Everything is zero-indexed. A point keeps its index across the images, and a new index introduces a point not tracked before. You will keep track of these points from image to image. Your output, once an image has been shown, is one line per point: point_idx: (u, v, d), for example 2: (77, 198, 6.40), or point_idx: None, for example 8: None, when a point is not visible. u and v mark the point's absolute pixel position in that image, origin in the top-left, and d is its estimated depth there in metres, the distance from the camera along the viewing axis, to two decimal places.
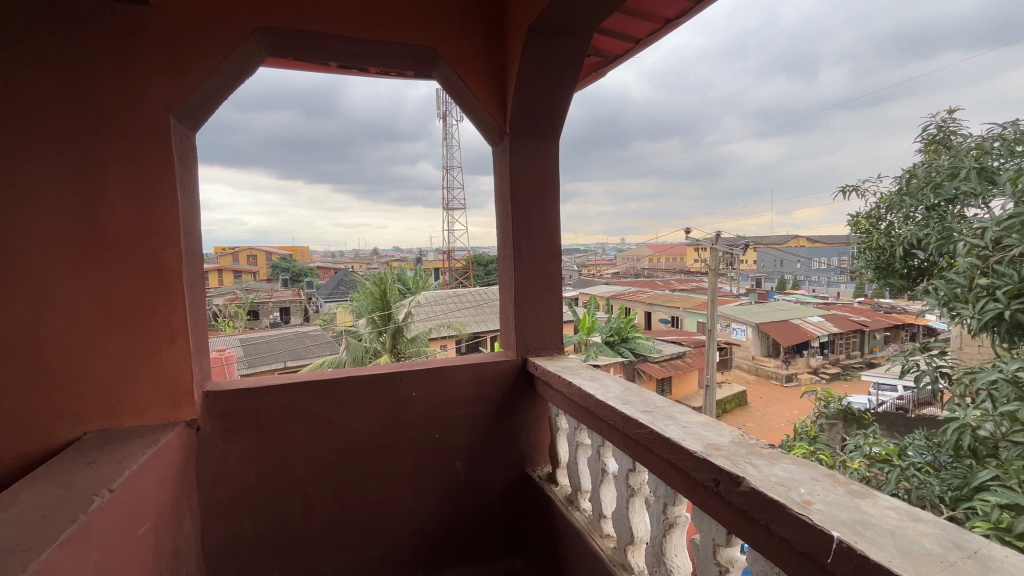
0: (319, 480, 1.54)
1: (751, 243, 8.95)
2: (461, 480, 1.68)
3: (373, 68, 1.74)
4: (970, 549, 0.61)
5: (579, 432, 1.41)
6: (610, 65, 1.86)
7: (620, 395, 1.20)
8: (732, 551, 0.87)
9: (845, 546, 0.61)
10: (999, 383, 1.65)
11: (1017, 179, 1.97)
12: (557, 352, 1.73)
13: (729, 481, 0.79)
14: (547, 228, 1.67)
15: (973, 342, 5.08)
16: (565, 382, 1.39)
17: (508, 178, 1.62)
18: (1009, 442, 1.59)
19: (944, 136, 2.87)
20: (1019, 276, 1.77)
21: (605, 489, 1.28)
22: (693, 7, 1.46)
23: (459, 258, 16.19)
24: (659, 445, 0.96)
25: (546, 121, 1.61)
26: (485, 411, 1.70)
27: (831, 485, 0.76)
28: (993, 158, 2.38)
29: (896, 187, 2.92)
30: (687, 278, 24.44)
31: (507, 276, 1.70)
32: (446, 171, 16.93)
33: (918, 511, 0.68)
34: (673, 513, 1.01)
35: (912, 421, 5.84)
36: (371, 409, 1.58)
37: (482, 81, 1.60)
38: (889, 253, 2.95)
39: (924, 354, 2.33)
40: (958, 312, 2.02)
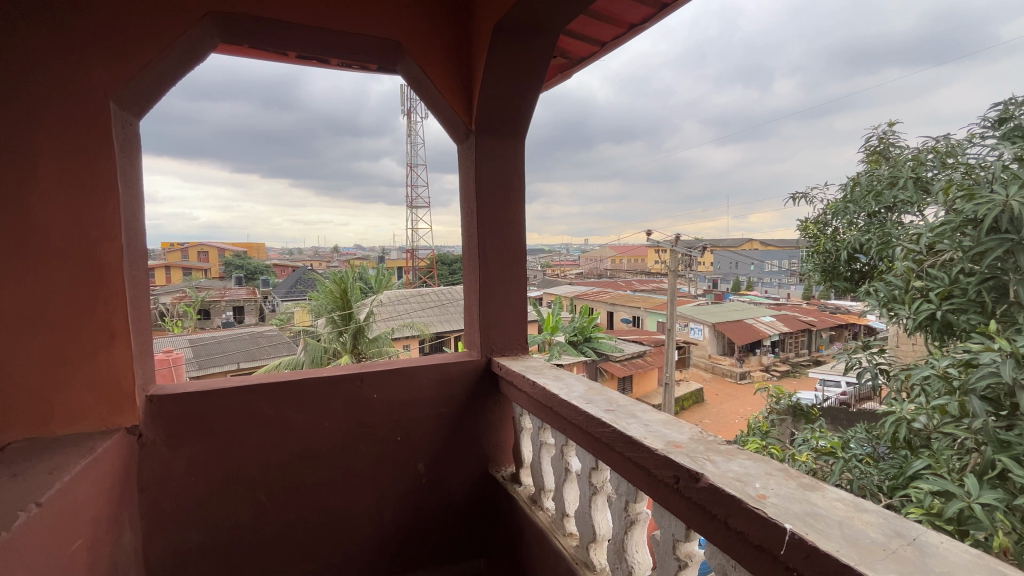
0: (274, 486, 1.48)
1: (708, 246, 9.27)
2: (424, 483, 1.65)
3: (335, 60, 1.68)
4: (909, 536, 0.64)
5: (543, 432, 1.41)
6: (576, 67, 1.88)
7: (584, 395, 1.20)
8: (691, 545, 0.89)
9: (797, 538, 0.63)
10: (931, 378, 1.75)
11: (948, 189, 2.13)
12: (521, 352, 1.73)
13: (688, 478, 0.81)
14: (512, 227, 1.67)
15: (908, 340, 5.45)
16: (529, 381, 1.39)
17: (473, 176, 1.61)
18: (939, 433, 1.70)
19: (885, 147, 3.06)
20: (948, 278, 1.94)
21: (567, 488, 1.29)
22: (657, 12, 1.48)
23: (423, 257, 16.01)
24: (621, 443, 0.98)
25: (511, 120, 1.61)
26: (448, 412, 1.67)
27: (784, 479, 0.78)
28: (928, 169, 2.55)
29: (842, 194, 3.10)
30: (648, 279, 25.09)
31: (472, 276, 1.69)
32: (410, 169, 16.69)
33: (863, 502, 0.72)
34: (634, 510, 1.03)
35: (854, 414, 6.20)
36: (329, 411, 1.53)
37: (448, 78, 1.57)
38: (835, 257, 3.12)
39: (865, 352, 2.47)
40: (896, 312, 2.16)
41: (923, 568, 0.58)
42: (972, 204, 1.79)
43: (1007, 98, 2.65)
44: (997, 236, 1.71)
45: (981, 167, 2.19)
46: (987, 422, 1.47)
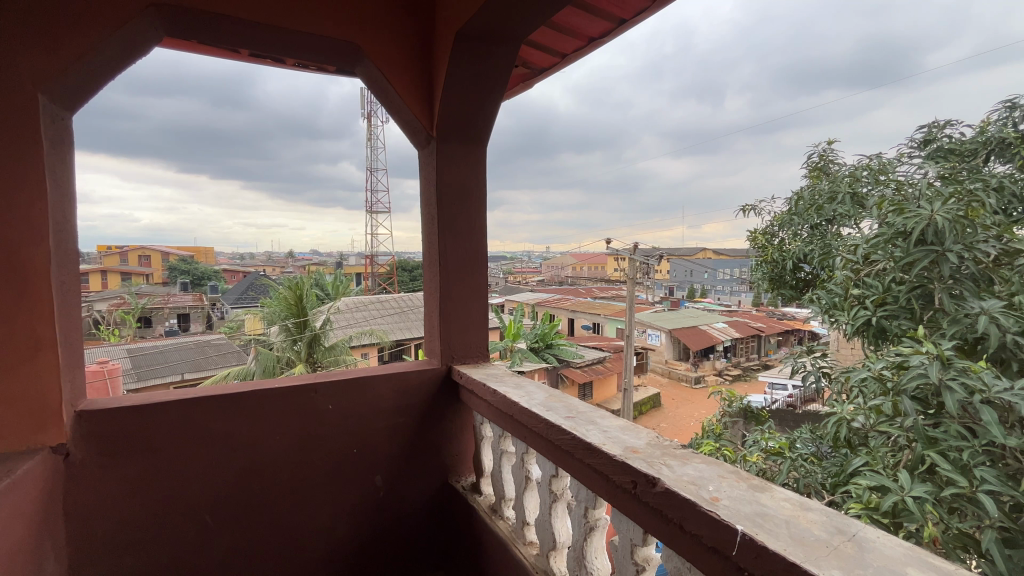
0: (219, 504, 1.40)
1: (665, 255, 9.57)
2: (382, 495, 1.60)
3: (291, 59, 1.63)
4: (849, 533, 0.67)
5: (504, 440, 1.40)
6: (537, 77, 1.90)
7: (544, 402, 1.21)
8: (649, 549, 0.90)
9: (748, 539, 0.65)
10: (867, 380, 1.84)
11: (881, 204, 2.28)
12: (482, 360, 1.72)
13: (645, 483, 0.82)
14: (473, 235, 1.66)
15: (846, 344, 5.82)
16: (490, 390, 1.38)
17: (434, 182, 1.59)
18: (875, 432, 1.81)
19: (824, 163, 3.26)
20: (882, 287, 2.06)
21: (527, 497, 1.28)
22: (616, 27, 1.53)
23: (383, 263, 15.73)
24: (580, 450, 0.98)
25: (472, 127, 1.60)
26: (407, 422, 1.64)
27: (735, 481, 0.81)
28: (863, 185, 2.73)
29: (787, 207, 3.28)
30: (607, 286, 25.63)
31: (432, 283, 1.67)
32: (370, 173, 16.39)
33: (808, 501, 0.75)
34: (594, 516, 1.03)
35: (799, 416, 6.53)
36: (280, 424, 1.46)
37: (408, 83, 1.55)
38: (782, 266, 3.29)
39: (809, 356, 2.61)
40: (836, 318, 2.29)
41: (862, 563, 0.61)
42: (903, 218, 1.93)
43: (931, 121, 2.89)
44: (924, 247, 1.85)
45: (909, 184, 2.37)
46: (917, 420, 1.58)
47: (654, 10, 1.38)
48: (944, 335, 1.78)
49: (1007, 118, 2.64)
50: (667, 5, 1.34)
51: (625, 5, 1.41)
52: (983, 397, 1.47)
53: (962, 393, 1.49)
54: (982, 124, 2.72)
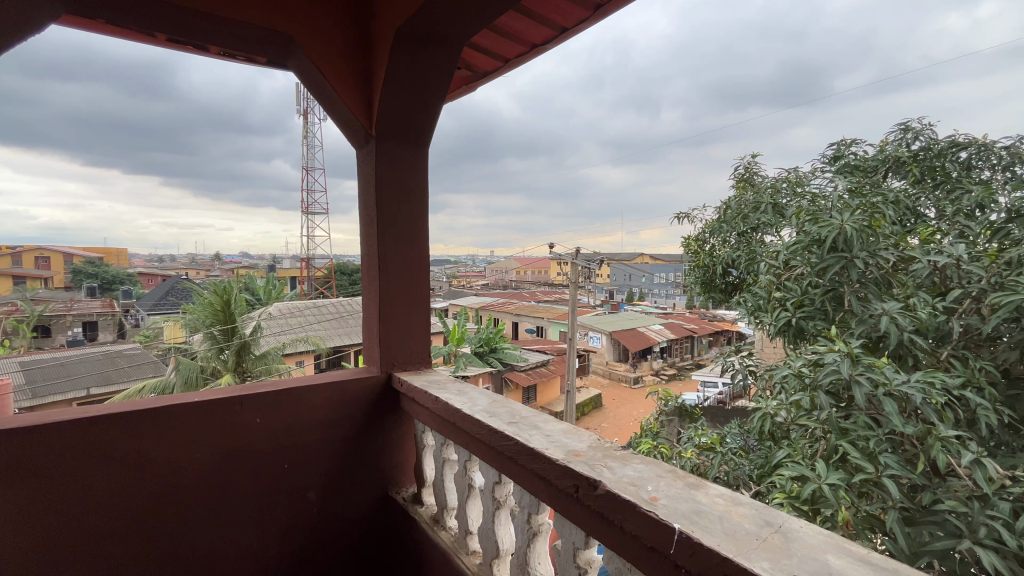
0: (127, 533, 1.26)
1: (605, 259, 9.86)
2: (315, 512, 1.52)
3: (215, 47, 1.51)
4: (776, 524, 0.71)
5: (446, 448, 1.36)
6: (480, 80, 1.89)
7: (487, 408, 1.19)
8: (591, 552, 0.90)
9: (685, 537, 0.67)
10: (789, 377, 1.96)
11: (798, 213, 2.46)
12: (424, 366, 1.67)
13: (587, 486, 0.83)
14: (415, 238, 1.62)
15: (769, 343, 6.27)
16: (431, 397, 1.34)
17: (373, 183, 1.53)
18: (795, 425, 1.94)
19: (749, 175, 3.50)
20: (800, 290, 2.22)
21: (470, 505, 1.26)
22: (557, 35, 1.55)
23: (320, 266, 15.11)
24: (524, 456, 0.97)
25: (413, 128, 1.56)
26: (343, 433, 1.56)
27: (672, 480, 0.83)
28: (783, 196, 2.96)
29: (717, 215, 3.49)
30: (550, 290, 26.13)
31: (371, 287, 1.60)
32: (307, 173, 15.70)
33: (740, 496, 0.78)
34: (537, 522, 1.03)
35: (728, 411, 6.94)
36: (199, 441, 1.34)
37: (345, 78, 1.49)
38: (712, 271, 3.50)
39: (737, 355, 2.78)
40: (761, 319, 2.45)
41: (788, 553, 0.64)
42: (818, 227, 2.10)
43: (839, 140, 3.18)
44: (836, 254, 2.02)
45: (822, 197, 2.59)
46: (832, 413, 1.71)
47: (594, 20, 1.41)
48: (853, 334, 1.95)
49: (901, 139, 2.96)
50: (606, 17, 1.37)
51: (566, 14, 1.43)
52: (885, 389, 1.62)
53: (869, 386, 1.64)
54: (882, 143, 3.02)
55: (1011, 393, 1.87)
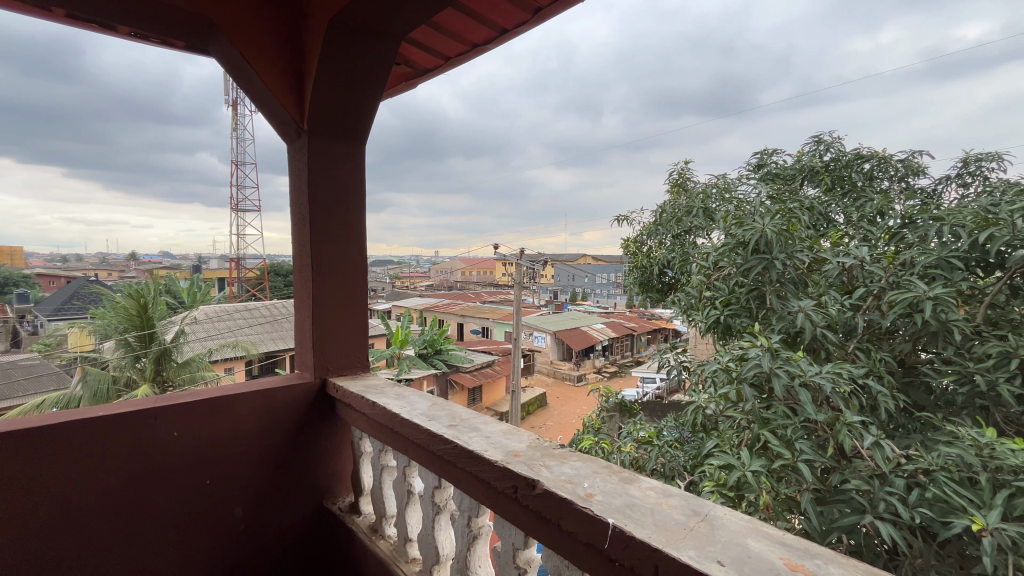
0: (16, 567, 1.11)
1: (549, 260, 10.02)
2: (242, 530, 1.43)
3: (125, 27, 1.38)
4: (703, 513, 0.75)
5: (385, 454, 1.32)
6: (420, 78, 1.85)
7: (426, 412, 1.16)
8: (530, 551, 0.91)
9: (618, 531, 0.69)
10: (718, 371, 2.07)
11: (725, 217, 2.62)
12: (362, 370, 1.62)
13: (526, 486, 0.83)
14: (351, 239, 1.56)
15: (702, 340, 6.64)
16: (368, 402, 1.30)
17: (305, 180, 1.46)
18: (723, 417, 2.07)
19: (682, 180, 3.69)
20: (727, 288, 2.37)
21: (410, 512, 1.23)
22: (497, 36, 1.55)
23: (252, 267, 14.27)
24: (463, 458, 0.96)
25: (348, 123, 1.51)
26: (273, 443, 1.47)
27: (608, 475, 0.86)
28: (712, 201, 3.14)
29: (653, 218, 3.65)
30: (496, 291, 26.23)
31: (304, 289, 1.53)
32: (237, 167, 14.79)
33: (670, 488, 0.81)
34: (477, 524, 1.02)
35: (665, 406, 7.27)
36: (106, 459, 1.21)
37: (273, 68, 1.41)
38: (650, 271, 3.65)
39: (672, 352, 2.92)
40: (694, 316, 2.59)
41: (713, 540, 0.67)
42: (743, 230, 2.24)
43: (762, 149, 3.42)
44: (758, 256, 2.17)
45: (746, 202, 2.77)
46: (755, 404, 1.83)
47: (534, 23, 1.42)
48: (773, 330, 2.10)
49: (815, 150, 3.23)
50: (545, 20, 1.39)
51: (507, 14, 1.43)
52: (801, 380, 1.76)
53: (786, 377, 1.78)
54: (799, 153, 3.28)
55: (906, 381, 2.09)
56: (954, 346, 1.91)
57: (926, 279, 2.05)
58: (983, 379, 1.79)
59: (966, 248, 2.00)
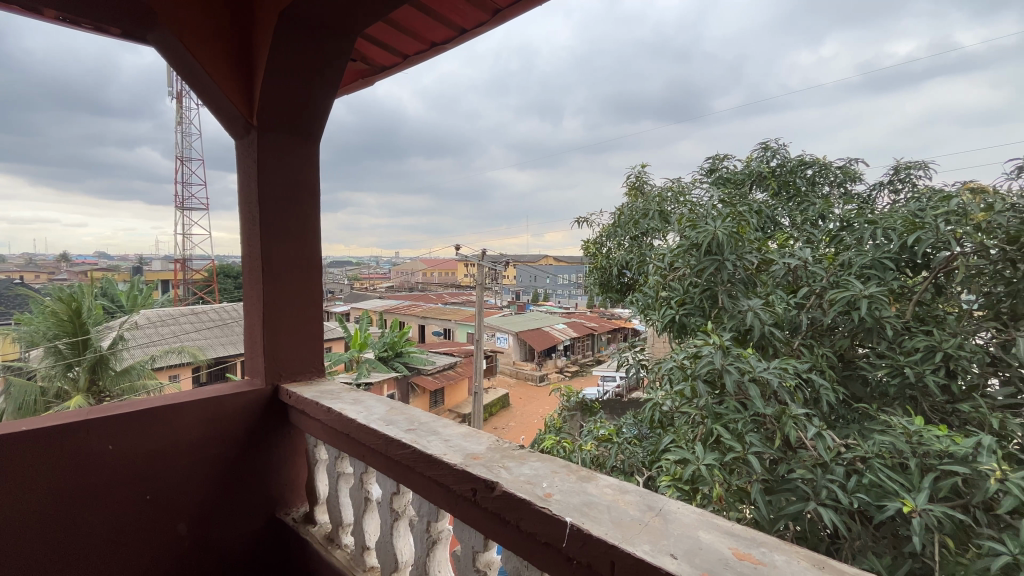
0: None
1: (510, 260, 10.05)
2: (186, 546, 1.35)
3: (53, 11, 1.28)
4: (657, 508, 0.76)
5: (341, 461, 1.29)
6: (377, 75, 1.82)
7: (384, 416, 1.14)
8: (490, 554, 0.90)
9: (575, 529, 0.69)
10: (674, 368, 2.14)
11: (680, 220, 2.71)
12: (317, 375, 1.57)
13: (485, 488, 0.82)
14: (305, 240, 1.51)
15: (659, 339, 6.81)
16: (324, 408, 1.26)
17: (255, 178, 1.40)
18: (679, 413, 2.14)
19: (639, 183, 3.78)
20: (682, 289, 2.45)
21: (367, 519, 1.20)
22: (456, 36, 1.53)
23: (199, 268, 13.59)
24: (422, 463, 0.95)
25: (301, 120, 1.46)
26: (220, 454, 1.40)
27: (566, 474, 0.86)
28: (668, 203, 3.24)
29: (612, 220, 3.72)
30: (458, 291, 26.07)
31: (254, 291, 1.46)
32: (182, 163, 14.02)
33: (626, 484, 0.83)
34: (436, 529, 1.01)
35: (624, 403, 7.43)
36: (30, 477, 1.12)
37: (219, 60, 1.34)
38: (609, 272, 3.73)
39: (631, 351, 2.99)
40: (651, 316, 2.67)
41: (666, 534, 0.69)
42: (696, 232, 2.32)
43: (714, 155, 3.56)
44: (710, 257, 2.27)
45: (699, 205, 2.87)
46: (708, 400, 1.90)
47: (493, 24, 1.42)
48: (725, 328, 2.19)
49: (762, 157, 3.38)
50: (504, 22, 1.39)
51: (465, 15, 1.42)
52: (750, 375, 1.84)
53: (736, 373, 1.86)
54: (748, 159, 3.43)
55: (845, 374, 2.23)
56: (887, 341, 2.05)
57: (861, 278, 2.20)
58: (912, 371, 1.93)
59: (897, 250, 2.16)
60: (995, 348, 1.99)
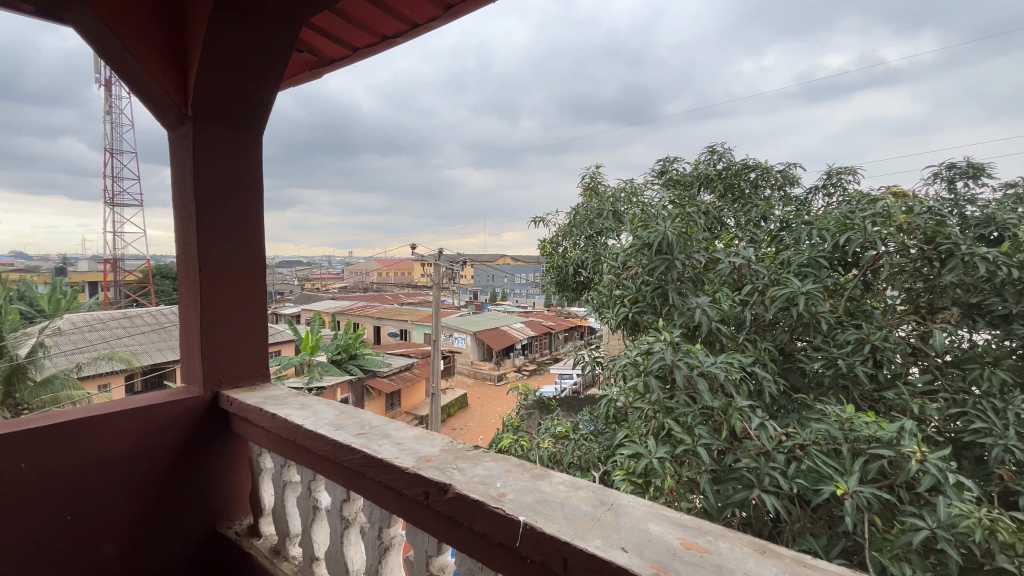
0: None
1: (467, 260, 9.99)
2: (114, 569, 1.25)
3: None
4: (610, 503, 0.77)
5: (288, 469, 1.23)
6: (326, 68, 1.75)
7: (333, 421, 1.10)
8: (444, 557, 0.89)
9: (528, 528, 0.69)
10: (627, 365, 2.18)
11: (632, 221, 2.78)
12: (261, 380, 1.49)
13: (437, 491, 0.81)
14: (248, 238, 1.44)
15: (613, 337, 6.97)
16: (268, 415, 1.20)
17: (191, 172, 1.31)
18: (632, 408, 2.19)
19: (594, 183, 3.85)
20: (635, 287, 2.52)
21: (316, 529, 1.15)
22: (408, 30, 1.50)
23: (133, 269, 12.70)
24: (372, 468, 0.92)
25: (242, 111, 1.38)
26: (153, 467, 1.31)
27: (520, 473, 0.86)
28: (622, 204, 3.32)
29: (568, 220, 3.77)
30: (415, 292, 25.67)
31: (190, 292, 1.37)
32: (112, 156, 13.04)
33: (579, 480, 0.84)
34: (388, 535, 0.98)
35: (581, 400, 7.55)
36: None
37: (149, 45, 1.25)
38: (566, 272, 3.78)
39: (587, 349, 3.04)
40: (606, 314, 2.73)
41: (618, 528, 0.70)
42: (647, 232, 2.39)
43: (664, 157, 3.67)
44: (661, 257, 2.34)
45: (651, 206, 2.96)
46: (659, 395, 1.96)
47: (446, 19, 1.40)
48: (675, 325, 2.27)
49: (710, 160, 3.53)
50: (457, 17, 1.37)
51: (417, 9, 1.39)
52: (699, 370, 1.91)
53: (686, 368, 1.92)
54: (697, 162, 3.56)
55: (785, 367, 2.35)
56: (822, 335, 2.18)
57: (799, 276, 2.33)
58: (844, 362, 2.07)
59: (830, 249, 2.31)
60: (915, 339, 2.22)
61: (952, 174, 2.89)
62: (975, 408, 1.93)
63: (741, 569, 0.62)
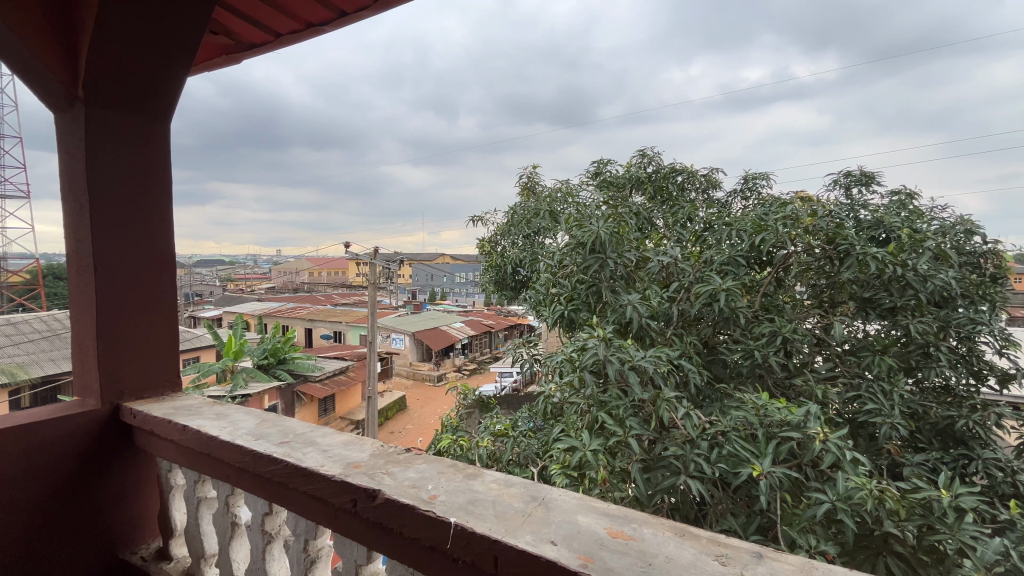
0: None
1: (405, 260, 9.75)
2: None
3: None
4: (541, 498, 0.78)
5: (202, 485, 1.14)
6: (245, 53, 1.64)
7: (253, 431, 1.03)
8: (374, 565, 0.86)
9: (459, 529, 0.68)
10: (563, 362, 2.23)
11: (567, 221, 2.85)
12: (170, 390, 1.38)
13: (365, 498, 0.78)
14: (155, 234, 1.32)
15: (551, 334, 7.09)
16: (178, 428, 1.10)
17: (84, 161, 1.18)
18: (568, 403, 2.25)
19: (531, 183, 3.90)
20: (570, 286, 2.58)
21: (235, 546, 1.08)
22: (335, 18, 1.44)
23: (20, 270, 11.24)
24: (295, 478, 0.87)
25: (145, 96, 1.26)
26: (38, 493, 1.15)
27: (452, 474, 0.85)
28: (558, 204, 3.38)
29: (506, 219, 3.79)
30: (350, 292, 24.74)
31: (83, 296, 1.23)
32: None
33: (511, 478, 0.84)
34: (315, 547, 0.93)
35: (521, 397, 7.63)
36: None
37: (30, 16, 1.09)
38: (504, 270, 3.79)
39: (526, 347, 3.07)
40: (543, 312, 2.78)
41: (548, 522, 0.71)
42: (582, 232, 2.45)
43: (598, 160, 3.79)
44: (595, 256, 2.41)
45: (585, 206, 3.04)
46: (594, 390, 2.02)
47: (375, 10, 1.35)
48: (608, 322, 2.34)
49: (641, 163, 3.68)
50: (388, 9, 1.33)
51: None
52: (629, 364, 1.99)
53: (618, 363, 2.00)
54: (629, 165, 3.71)
55: (708, 359, 2.49)
56: (740, 329, 2.35)
57: (720, 274, 2.49)
58: (760, 353, 2.23)
59: (747, 249, 2.48)
60: (820, 331, 2.44)
61: (849, 182, 3.21)
62: (868, 391, 2.16)
63: (663, 553, 0.65)
